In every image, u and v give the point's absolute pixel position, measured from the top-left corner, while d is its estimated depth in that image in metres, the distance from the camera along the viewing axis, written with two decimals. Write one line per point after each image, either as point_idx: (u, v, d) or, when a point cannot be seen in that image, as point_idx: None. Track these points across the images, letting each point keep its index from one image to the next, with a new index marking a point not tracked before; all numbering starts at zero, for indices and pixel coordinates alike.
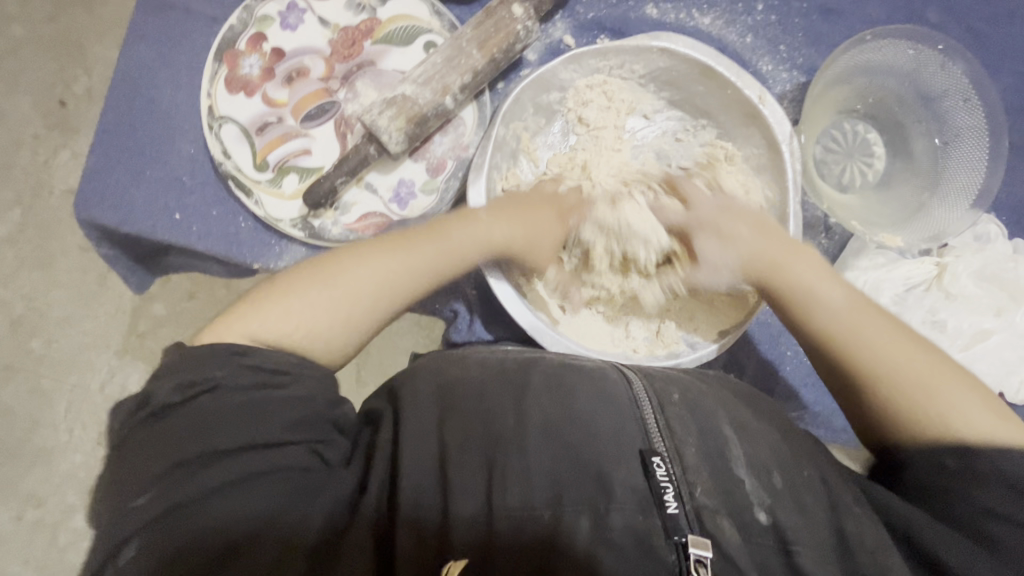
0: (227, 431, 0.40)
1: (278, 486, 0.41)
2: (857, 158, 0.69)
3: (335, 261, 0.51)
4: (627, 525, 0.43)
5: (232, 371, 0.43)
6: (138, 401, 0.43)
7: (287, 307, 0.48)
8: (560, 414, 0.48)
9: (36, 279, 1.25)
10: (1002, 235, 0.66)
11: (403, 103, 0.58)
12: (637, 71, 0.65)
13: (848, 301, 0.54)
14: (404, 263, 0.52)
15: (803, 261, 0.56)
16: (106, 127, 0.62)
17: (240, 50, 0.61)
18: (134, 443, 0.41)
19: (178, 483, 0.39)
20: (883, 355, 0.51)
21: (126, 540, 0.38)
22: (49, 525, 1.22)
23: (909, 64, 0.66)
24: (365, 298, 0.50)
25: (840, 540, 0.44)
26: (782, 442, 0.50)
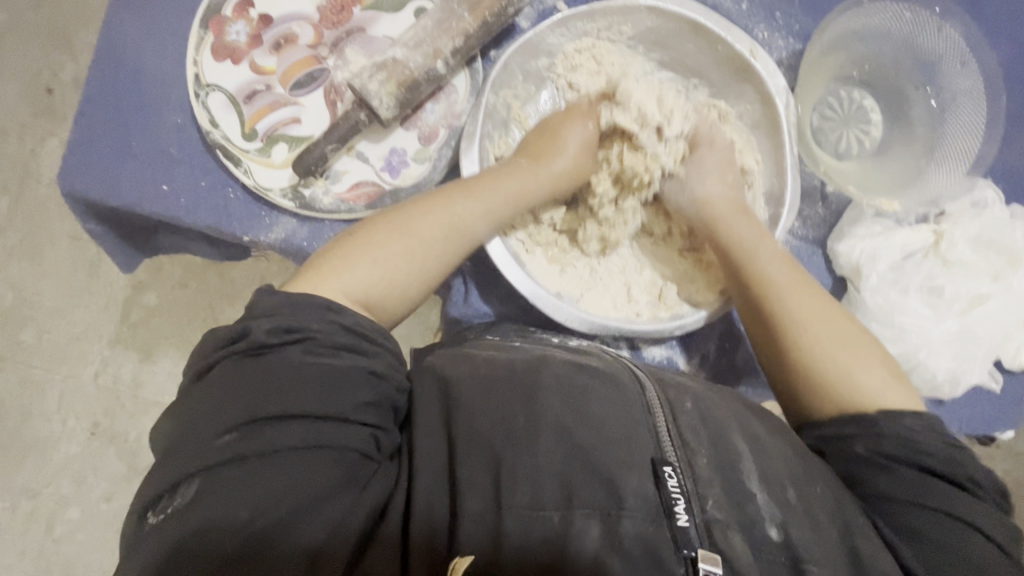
0: (305, 395, 0.42)
1: (334, 465, 0.42)
2: (854, 126, 0.68)
3: (405, 216, 0.54)
4: (636, 534, 0.41)
5: (329, 329, 0.45)
6: (229, 336, 0.45)
7: (363, 262, 0.51)
8: (571, 417, 0.46)
9: (24, 268, 1.23)
10: (999, 200, 0.66)
11: (393, 66, 0.57)
12: (626, 33, 0.64)
13: (784, 270, 0.58)
14: (471, 212, 0.55)
15: (744, 223, 0.60)
16: (91, 98, 0.61)
17: (226, 17, 0.60)
18: (218, 378, 0.43)
19: (247, 437, 0.40)
20: (801, 309, 0.55)
21: (189, 477, 0.40)
22: (43, 517, 1.21)
23: (906, 29, 0.65)
24: (433, 248, 0.53)
25: (852, 559, 0.42)
26: (797, 457, 0.48)
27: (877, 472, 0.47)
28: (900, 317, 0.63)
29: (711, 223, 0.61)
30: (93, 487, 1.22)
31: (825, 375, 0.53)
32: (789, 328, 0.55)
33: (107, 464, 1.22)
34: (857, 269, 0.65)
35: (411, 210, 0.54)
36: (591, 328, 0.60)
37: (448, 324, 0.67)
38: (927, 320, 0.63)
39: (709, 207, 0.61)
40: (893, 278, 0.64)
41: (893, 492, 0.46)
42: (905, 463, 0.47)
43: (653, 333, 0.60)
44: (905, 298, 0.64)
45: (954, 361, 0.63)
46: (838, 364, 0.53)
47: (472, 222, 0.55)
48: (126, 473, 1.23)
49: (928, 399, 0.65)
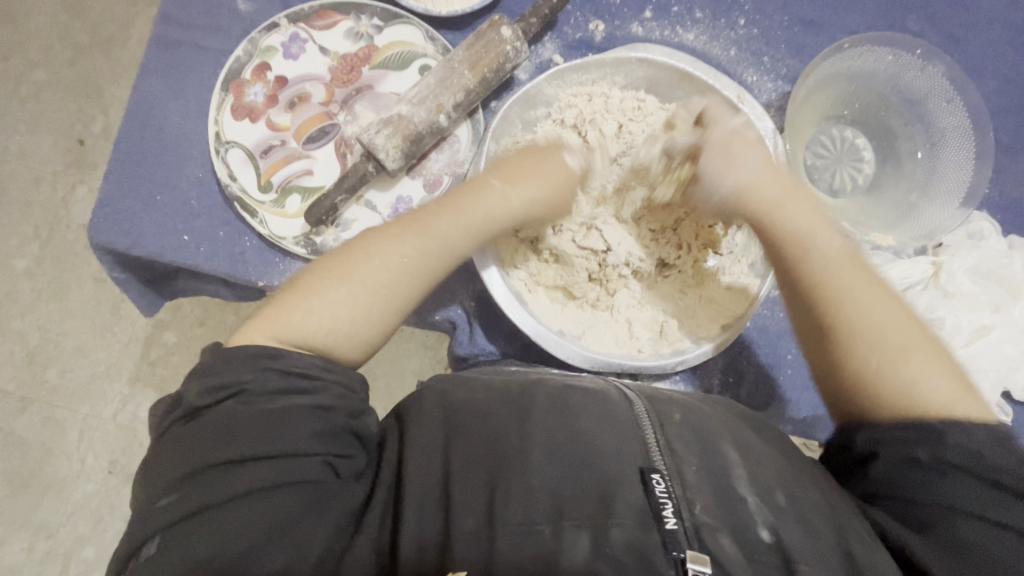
0: (249, 437, 0.42)
1: (280, 499, 0.42)
2: (846, 162, 0.70)
3: (353, 260, 0.53)
4: (626, 541, 0.43)
5: (260, 376, 0.44)
6: (168, 405, 0.46)
7: (300, 315, 0.50)
8: (564, 432, 0.48)
9: (52, 310, 1.28)
10: (995, 231, 0.67)
11: (399, 121, 0.60)
12: (618, 81, 0.67)
13: (848, 268, 0.56)
14: (422, 249, 0.55)
15: (821, 236, 0.58)
16: (119, 157, 0.65)
17: (246, 79, 0.65)
18: (171, 442, 0.43)
19: (197, 489, 0.41)
20: (860, 307, 0.54)
21: (150, 537, 0.40)
22: (60, 556, 1.22)
23: (891, 70, 0.68)
24: (387, 287, 0.53)
25: (848, 562, 0.43)
26: (793, 466, 0.50)
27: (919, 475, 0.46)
28: None
29: (753, 216, 0.60)
30: (110, 524, 1.23)
31: (883, 382, 0.52)
32: (836, 318, 0.54)
33: (124, 502, 1.24)
34: None
35: (357, 253, 0.54)
36: (593, 366, 0.61)
37: (455, 362, 0.68)
38: None
39: (746, 196, 0.59)
40: None
41: (947, 501, 0.45)
42: (969, 472, 0.45)
43: (655, 369, 0.61)
44: None
45: None
46: (892, 381, 0.52)
47: (420, 262, 0.55)
48: None
49: None
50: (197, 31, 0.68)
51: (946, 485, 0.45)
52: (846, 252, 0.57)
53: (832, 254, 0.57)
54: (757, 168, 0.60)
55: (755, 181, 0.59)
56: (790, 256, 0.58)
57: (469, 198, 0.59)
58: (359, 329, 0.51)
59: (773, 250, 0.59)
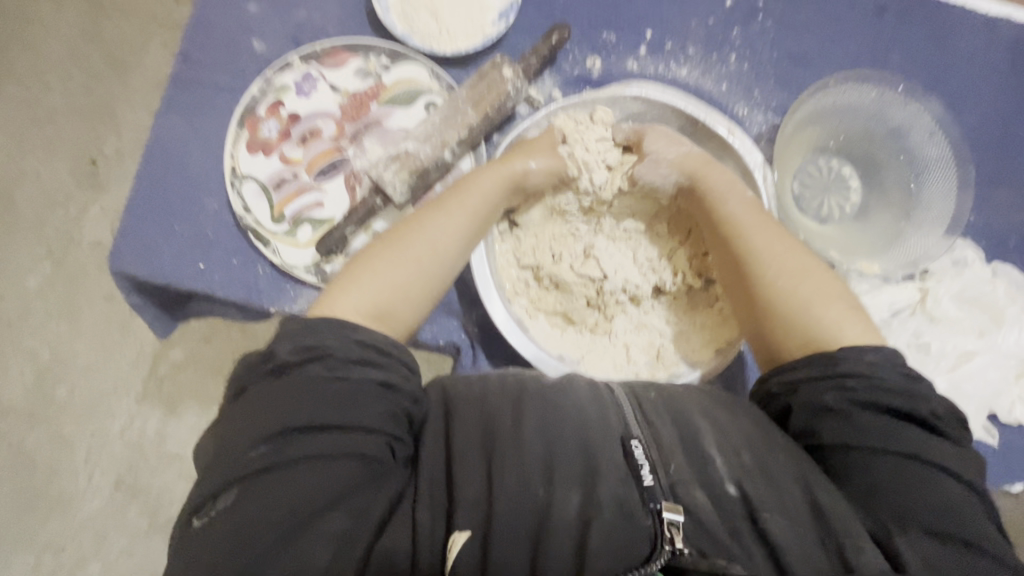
0: (329, 406, 0.45)
1: (349, 465, 0.45)
2: (834, 192, 0.73)
3: (401, 233, 0.60)
4: (615, 496, 0.46)
5: (348, 346, 0.49)
6: (257, 358, 0.49)
7: (372, 281, 0.56)
8: (549, 405, 0.51)
9: (63, 328, 1.31)
10: (979, 259, 0.69)
11: (406, 157, 0.64)
12: (614, 116, 0.70)
13: (751, 215, 0.64)
14: (461, 220, 0.61)
15: (736, 194, 0.65)
16: (139, 189, 0.69)
17: (260, 116, 0.68)
18: (248, 399, 0.46)
19: (278, 446, 0.44)
20: (774, 259, 0.61)
21: (227, 486, 0.43)
22: (66, 572, 1.24)
23: (876, 104, 0.71)
24: (431, 253, 0.59)
25: (813, 510, 0.45)
26: (756, 429, 0.51)
27: (841, 422, 0.49)
28: None
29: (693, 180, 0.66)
30: (115, 540, 1.25)
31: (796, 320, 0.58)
32: (755, 273, 0.61)
33: (129, 518, 1.26)
34: None
35: (403, 229, 0.61)
36: None
37: None
38: None
39: (684, 165, 0.66)
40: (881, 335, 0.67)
41: (857, 442, 0.48)
42: (867, 407, 0.49)
43: None
44: None
45: None
46: (794, 296, 0.59)
47: (463, 227, 0.61)
48: (147, 526, 1.26)
49: None
50: (213, 69, 0.71)
51: (850, 428, 0.48)
52: (751, 205, 0.64)
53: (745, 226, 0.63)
54: (678, 156, 0.67)
55: (684, 155, 0.67)
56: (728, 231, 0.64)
57: (469, 178, 0.64)
58: (414, 291, 0.58)
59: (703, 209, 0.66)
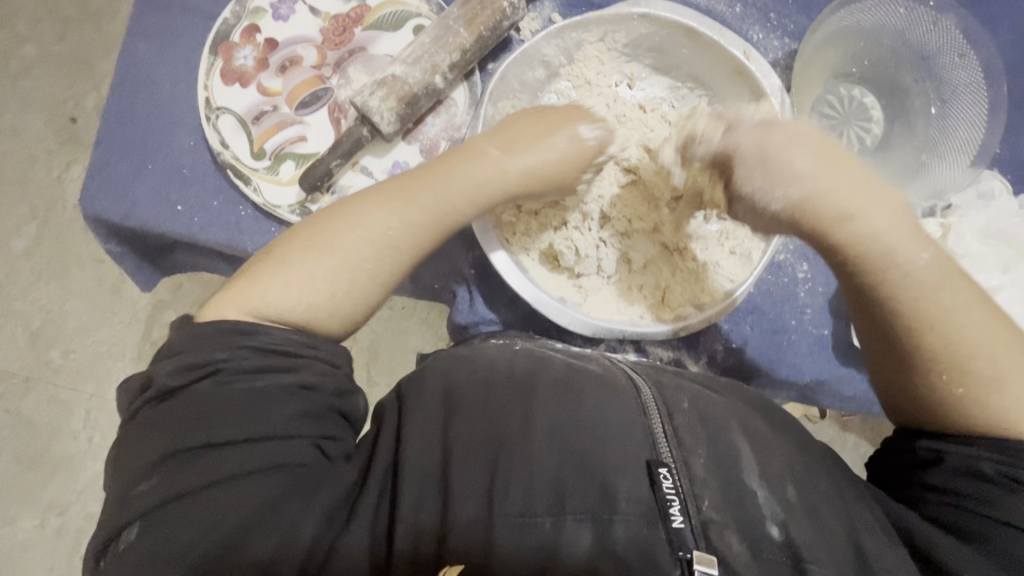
0: (229, 423, 0.43)
1: (269, 482, 0.43)
2: (853, 122, 0.68)
3: (332, 229, 0.52)
4: (629, 537, 0.44)
5: (238, 354, 0.45)
6: (139, 383, 0.46)
7: (281, 282, 0.50)
8: (567, 420, 0.49)
9: (53, 291, 1.28)
10: (1007, 190, 0.65)
11: (393, 82, 0.58)
12: (619, 40, 0.65)
13: (960, 296, 0.49)
14: (408, 222, 0.54)
15: (900, 246, 0.48)
16: (109, 125, 0.64)
17: (235, 42, 0.63)
18: (141, 423, 0.44)
19: (180, 472, 0.41)
20: (950, 330, 0.49)
21: (128, 523, 0.41)
22: (74, 532, 1.24)
23: (902, 24, 0.65)
24: (365, 261, 0.52)
25: (858, 555, 0.45)
26: (795, 458, 0.51)
27: (982, 487, 0.47)
28: None
29: (810, 232, 0.50)
30: None
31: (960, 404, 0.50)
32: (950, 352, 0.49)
33: None
34: None
35: (339, 223, 0.53)
36: (595, 331, 0.60)
37: (455, 331, 0.68)
38: None
39: (810, 207, 0.49)
40: None
41: (1004, 516, 0.45)
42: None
43: (656, 334, 0.60)
44: None
45: None
46: (992, 403, 0.49)
47: (412, 229, 0.54)
48: None
49: None
50: None
51: (1006, 499, 0.46)
52: (937, 264, 0.49)
53: (905, 274, 0.48)
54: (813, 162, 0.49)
55: (825, 187, 0.48)
56: (854, 270, 0.50)
57: (448, 171, 0.55)
58: (338, 297, 0.51)
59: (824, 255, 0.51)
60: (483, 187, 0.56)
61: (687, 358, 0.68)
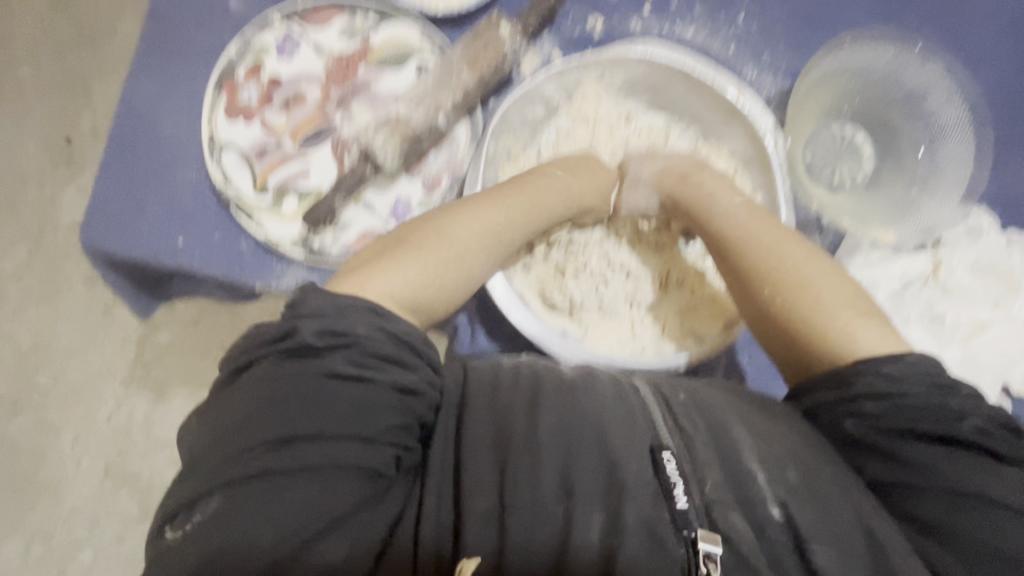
0: (336, 417, 0.42)
1: (356, 481, 0.42)
2: (845, 159, 0.70)
3: (450, 222, 0.56)
4: (639, 516, 0.43)
5: (377, 337, 0.46)
6: (272, 334, 0.45)
7: (409, 270, 0.52)
8: (572, 411, 0.48)
9: (43, 313, 1.26)
10: (995, 226, 0.67)
11: (396, 123, 0.60)
12: (618, 79, 0.67)
13: (769, 257, 0.58)
14: (515, 219, 0.59)
15: (724, 199, 0.62)
16: (110, 160, 0.64)
17: (239, 79, 0.63)
18: (249, 382, 0.43)
19: (276, 456, 0.41)
20: (793, 274, 0.57)
21: (210, 493, 0.40)
22: (56, 560, 1.21)
23: (891, 66, 0.68)
24: (481, 252, 0.56)
25: (874, 551, 0.43)
26: (804, 445, 0.48)
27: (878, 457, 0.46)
28: None
29: (688, 211, 0.64)
30: (105, 529, 1.22)
31: (811, 331, 0.54)
32: (776, 284, 0.56)
33: (119, 505, 1.23)
34: None
35: (456, 213, 0.57)
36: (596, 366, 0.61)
37: None
38: (931, 347, 0.64)
39: (682, 199, 0.64)
40: (893, 306, 0.65)
41: (902, 479, 0.45)
42: (908, 439, 0.46)
43: (658, 368, 0.60)
44: (907, 327, 0.64)
45: None
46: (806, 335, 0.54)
47: (517, 223, 0.59)
48: (139, 513, 1.23)
49: None
50: (187, 30, 0.66)
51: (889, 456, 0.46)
52: (750, 206, 0.62)
53: (725, 214, 0.62)
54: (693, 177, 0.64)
55: (687, 187, 0.64)
56: (715, 236, 0.62)
57: (528, 189, 0.61)
58: (451, 287, 0.55)
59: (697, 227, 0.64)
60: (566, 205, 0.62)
61: None
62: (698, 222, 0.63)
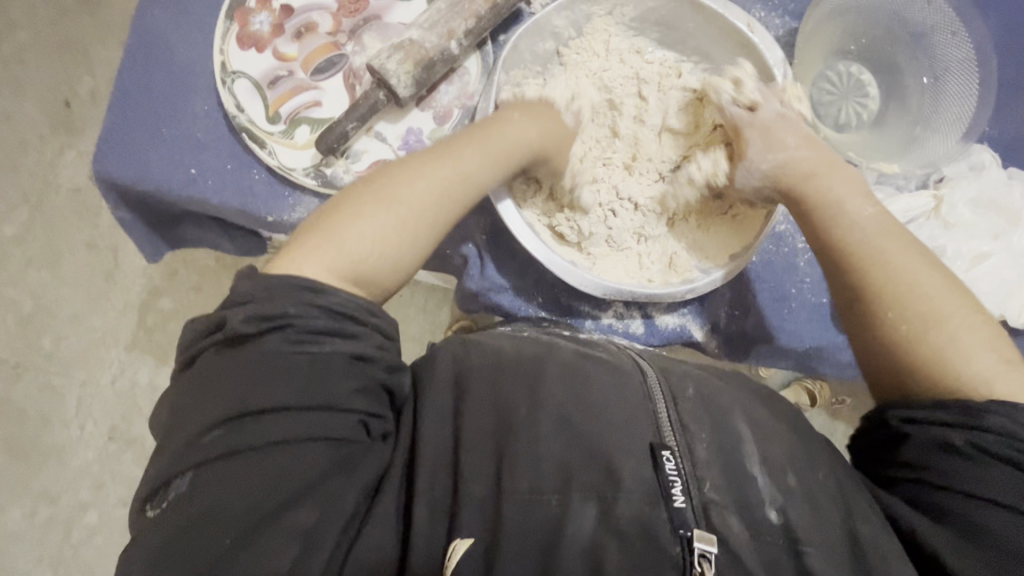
0: (292, 392, 0.44)
1: (317, 451, 0.44)
2: (852, 99, 0.71)
3: (392, 184, 0.54)
4: (633, 514, 0.44)
5: (304, 312, 0.46)
6: (209, 325, 0.47)
7: (345, 239, 0.51)
8: (574, 404, 0.49)
9: (44, 277, 1.26)
10: (995, 162, 0.68)
11: (410, 47, 0.60)
12: (628, 14, 0.68)
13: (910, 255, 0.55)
14: (466, 170, 0.56)
15: (855, 200, 0.58)
16: (122, 90, 0.65)
17: (251, 8, 0.64)
18: (204, 366, 0.46)
19: (238, 430, 0.43)
20: (910, 275, 0.54)
21: (180, 474, 0.43)
22: (63, 521, 1.22)
23: (898, 2, 0.68)
24: (427, 213, 0.54)
25: (851, 543, 0.45)
26: (801, 446, 0.50)
27: (959, 464, 0.46)
28: None
29: (790, 191, 0.60)
30: (110, 491, 1.23)
31: (933, 361, 0.51)
32: (934, 304, 0.52)
33: (124, 468, 1.23)
34: None
35: (399, 176, 0.55)
36: (605, 293, 0.62)
37: (464, 297, 0.69)
38: None
39: (785, 176, 0.60)
40: None
41: (980, 491, 0.45)
42: (999, 462, 0.45)
43: (665, 295, 0.62)
44: None
45: None
46: (932, 341, 0.51)
47: (469, 179, 0.56)
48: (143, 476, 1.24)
49: None
50: None
51: (970, 470, 0.46)
52: (882, 216, 0.57)
53: (858, 221, 0.57)
54: (800, 140, 0.61)
55: (796, 160, 0.60)
56: (825, 219, 0.58)
57: (481, 134, 0.58)
58: (396, 250, 0.53)
59: (805, 215, 0.59)
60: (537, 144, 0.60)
61: (692, 325, 0.70)
62: (813, 213, 0.58)
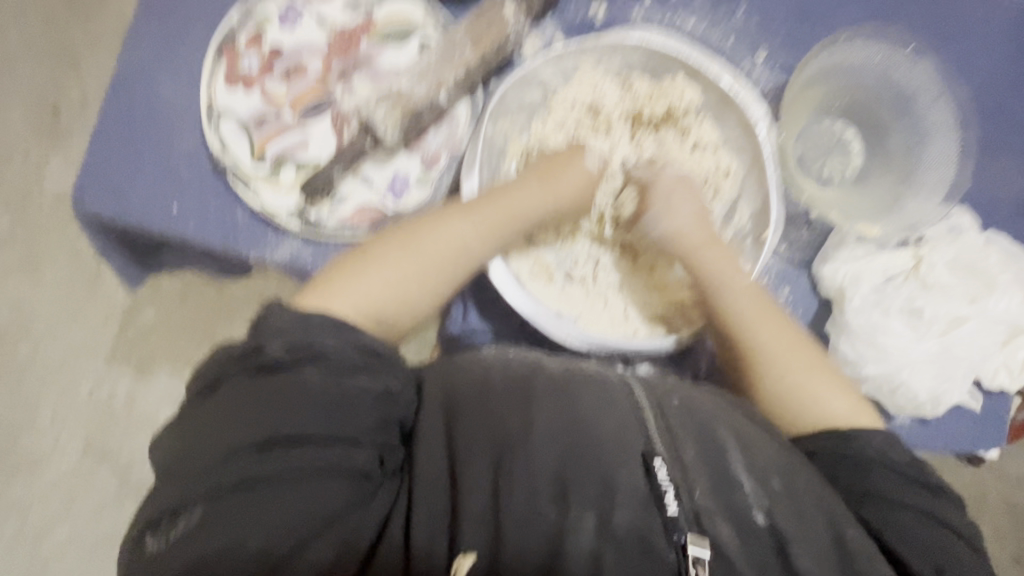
0: (317, 422, 0.44)
1: (339, 483, 0.44)
2: (835, 155, 0.72)
3: (414, 237, 0.58)
4: (630, 523, 0.45)
5: (341, 351, 0.47)
6: (242, 351, 0.46)
7: (363, 286, 0.55)
8: (568, 417, 0.49)
9: (25, 283, 1.24)
10: (975, 226, 0.69)
11: (399, 97, 0.62)
12: (614, 66, 0.68)
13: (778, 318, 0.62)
14: (483, 236, 0.60)
15: (728, 270, 0.63)
16: (106, 123, 0.64)
17: (241, 47, 0.63)
18: (220, 394, 0.45)
19: (262, 460, 0.42)
20: (776, 348, 0.60)
21: (194, 502, 0.42)
22: (32, 535, 1.19)
23: (882, 65, 0.69)
24: (443, 270, 0.59)
25: (835, 543, 0.46)
26: (785, 454, 0.50)
27: (853, 468, 0.52)
28: (882, 338, 0.66)
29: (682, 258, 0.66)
30: (83, 505, 1.20)
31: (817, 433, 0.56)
32: (797, 379, 0.59)
33: (98, 481, 1.21)
34: (841, 292, 0.67)
35: (418, 230, 0.59)
36: (590, 346, 0.62)
37: (446, 342, 0.69)
38: (907, 340, 0.66)
39: (674, 242, 0.66)
40: (875, 299, 0.67)
41: (881, 489, 0.50)
42: (884, 465, 0.51)
43: (650, 349, 0.62)
44: (887, 320, 0.66)
45: (935, 381, 0.66)
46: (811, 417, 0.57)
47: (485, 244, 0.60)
48: (118, 490, 1.21)
49: (912, 418, 0.69)
50: None
51: (872, 477, 0.51)
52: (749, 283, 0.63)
53: (729, 291, 0.63)
54: (692, 214, 0.66)
55: (684, 230, 0.66)
56: (704, 292, 0.64)
57: (506, 195, 0.62)
58: (408, 301, 0.57)
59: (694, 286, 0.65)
60: (555, 205, 0.65)
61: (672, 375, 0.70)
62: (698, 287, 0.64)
